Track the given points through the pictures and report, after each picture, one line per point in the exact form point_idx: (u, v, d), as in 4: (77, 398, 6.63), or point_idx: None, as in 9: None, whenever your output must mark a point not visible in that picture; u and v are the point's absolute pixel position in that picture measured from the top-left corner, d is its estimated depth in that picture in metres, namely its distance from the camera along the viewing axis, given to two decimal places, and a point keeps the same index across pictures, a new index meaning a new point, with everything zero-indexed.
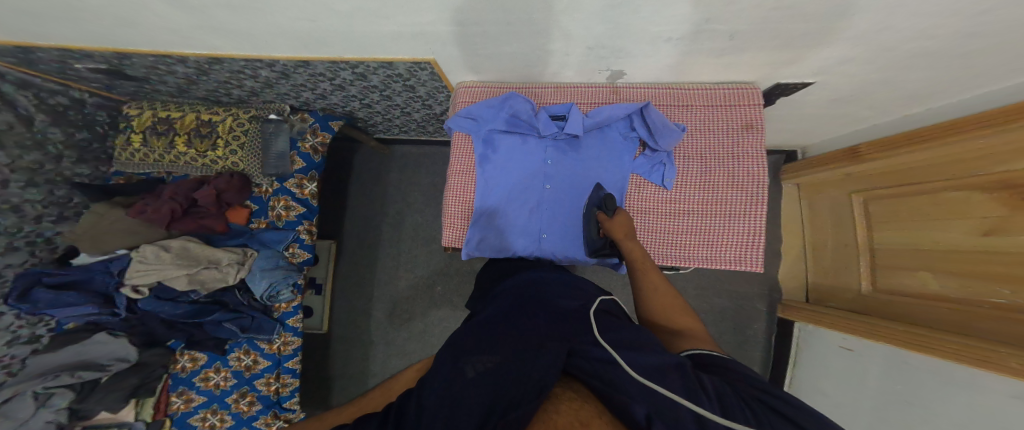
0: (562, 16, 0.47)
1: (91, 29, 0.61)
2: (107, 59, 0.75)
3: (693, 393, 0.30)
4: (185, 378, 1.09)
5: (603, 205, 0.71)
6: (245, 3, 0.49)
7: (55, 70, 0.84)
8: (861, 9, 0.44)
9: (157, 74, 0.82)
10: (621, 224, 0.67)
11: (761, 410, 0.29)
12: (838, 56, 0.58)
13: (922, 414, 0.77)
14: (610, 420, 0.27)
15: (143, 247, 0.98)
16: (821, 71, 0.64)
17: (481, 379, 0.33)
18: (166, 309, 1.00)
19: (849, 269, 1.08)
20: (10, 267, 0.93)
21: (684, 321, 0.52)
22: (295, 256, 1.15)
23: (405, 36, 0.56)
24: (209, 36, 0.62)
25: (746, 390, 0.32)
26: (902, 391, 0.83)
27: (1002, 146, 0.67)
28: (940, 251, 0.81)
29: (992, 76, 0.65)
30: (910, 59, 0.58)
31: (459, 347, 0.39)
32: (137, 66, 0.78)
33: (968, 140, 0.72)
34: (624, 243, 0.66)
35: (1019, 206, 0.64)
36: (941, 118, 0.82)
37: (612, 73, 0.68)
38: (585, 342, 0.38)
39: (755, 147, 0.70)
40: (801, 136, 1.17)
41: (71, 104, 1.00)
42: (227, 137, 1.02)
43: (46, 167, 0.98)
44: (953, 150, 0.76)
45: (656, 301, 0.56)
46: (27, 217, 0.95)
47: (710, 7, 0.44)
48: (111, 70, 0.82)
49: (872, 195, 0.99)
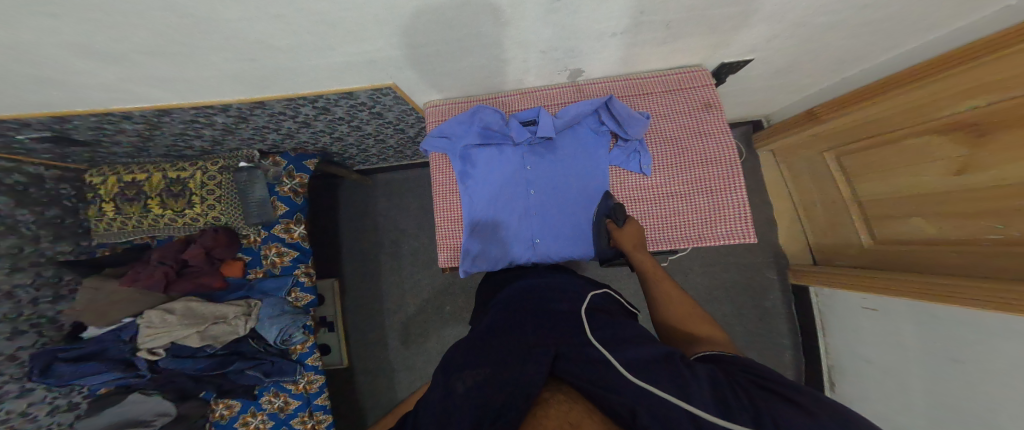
0: (507, 27, 0.48)
1: (40, 99, 0.60)
2: (48, 125, 0.73)
3: (684, 388, 0.30)
4: (226, 424, 1.07)
5: (612, 213, 0.71)
6: (178, 48, 0.48)
7: (6, 146, 0.82)
8: None
9: (106, 133, 0.81)
10: (631, 234, 0.68)
11: (752, 391, 0.30)
12: (765, 34, 0.60)
13: (977, 370, 0.71)
14: (599, 420, 0.29)
15: (148, 312, 0.97)
16: (755, 48, 0.65)
17: (473, 393, 0.32)
18: (187, 365, 0.97)
19: (846, 226, 1.07)
20: (22, 350, 0.93)
21: (704, 329, 0.50)
22: (297, 300, 1.13)
23: (357, 65, 0.57)
24: (154, 88, 0.61)
25: (743, 378, 0.32)
26: (947, 347, 0.78)
27: (945, 90, 0.70)
28: (921, 197, 0.81)
29: (924, 28, 0.66)
30: (836, 28, 0.61)
31: (452, 361, 0.38)
32: (83, 129, 0.77)
33: (909, 90, 0.75)
34: (635, 256, 0.66)
35: (977, 145, 0.67)
36: (885, 72, 0.83)
37: (571, 72, 0.69)
38: (578, 342, 0.39)
39: (718, 124, 0.71)
40: (764, 107, 1.19)
41: (30, 181, 0.95)
42: (201, 193, 1.00)
43: (26, 250, 0.95)
44: (898, 104, 0.80)
45: (673, 311, 0.55)
46: (23, 301, 0.93)
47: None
48: (57, 137, 0.80)
49: (843, 151, 0.99)
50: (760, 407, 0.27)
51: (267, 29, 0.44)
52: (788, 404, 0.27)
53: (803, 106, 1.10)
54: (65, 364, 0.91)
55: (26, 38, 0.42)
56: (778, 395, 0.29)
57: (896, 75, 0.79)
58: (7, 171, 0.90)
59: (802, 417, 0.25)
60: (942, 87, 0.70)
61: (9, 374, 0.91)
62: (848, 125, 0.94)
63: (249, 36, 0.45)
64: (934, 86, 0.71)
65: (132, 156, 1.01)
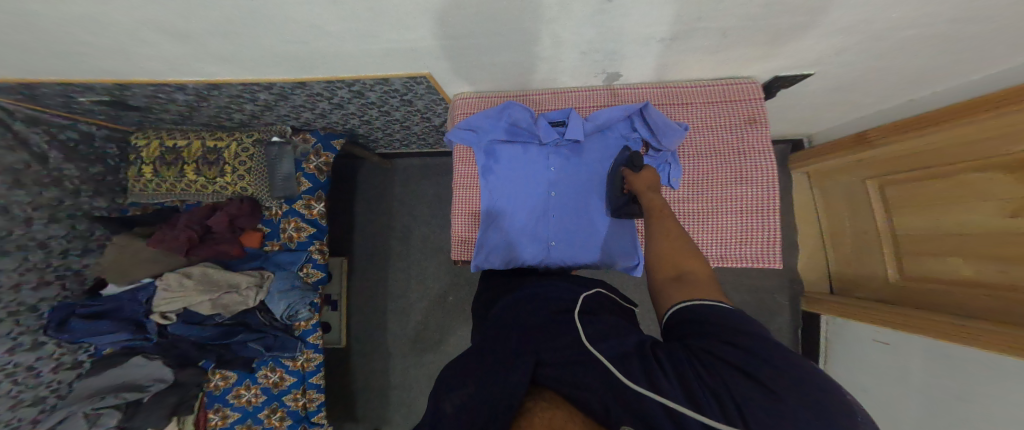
0: (552, 24, 0.47)
1: (98, 63, 0.63)
2: (107, 90, 0.76)
3: (651, 377, 0.32)
4: (220, 395, 1.10)
5: (629, 162, 0.68)
6: (234, 29, 0.49)
7: (63, 105, 0.87)
8: (842, 4, 0.44)
9: (157, 102, 0.84)
10: (647, 177, 0.63)
11: (709, 361, 0.32)
12: (834, 47, 0.56)
13: (979, 414, 0.70)
14: (583, 420, 0.28)
15: (167, 275, 1.00)
16: (818, 62, 0.62)
17: (456, 418, 0.32)
18: (195, 332, 1.00)
19: (873, 257, 1.03)
20: (45, 301, 0.96)
21: (692, 264, 0.47)
22: (309, 275, 1.16)
23: (398, 53, 0.57)
24: (208, 64, 0.63)
25: (697, 345, 0.34)
26: (951, 385, 0.78)
27: (1005, 127, 0.66)
28: (968, 236, 0.77)
29: (996, 55, 0.63)
30: (907, 46, 0.57)
31: (457, 373, 0.38)
32: (139, 96, 0.80)
33: (977, 121, 0.69)
34: (647, 195, 0.61)
35: None
36: (955, 99, 0.78)
37: (608, 76, 0.67)
38: (562, 345, 0.39)
39: (760, 141, 0.69)
40: (808, 125, 1.15)
41: (81, 138, 1.01)
42: (234, 164, 1.03)
43: (65, 203, 1.00)
44: (953, 133, 0.75)
45: (665, 246, 0.51)
46: (54, 252, 0.97)
47: (704, 5, 0.43)
48: (113, 102, 0.84)
49: (887, 180, 0.96)
50: (719, 382, 0.29)
51: (323, 15, 0.45)
52: (744, 376, 0.29)
53: (855, 128, 1.06)
54: (79, 320, 0.94)
55: (99, 8, 0.45)
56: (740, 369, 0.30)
57: (962, 104, 0.73)
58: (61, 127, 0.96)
59: (761, 392, 0.27)
60: (1000, 124, 0.65)
61: (26, 325, 0.93)
62: (906, 152, 0.89)
63: (301, 18, 0.46)
64: (982, 124, 0.68)
65: (173, 122, 1.05)
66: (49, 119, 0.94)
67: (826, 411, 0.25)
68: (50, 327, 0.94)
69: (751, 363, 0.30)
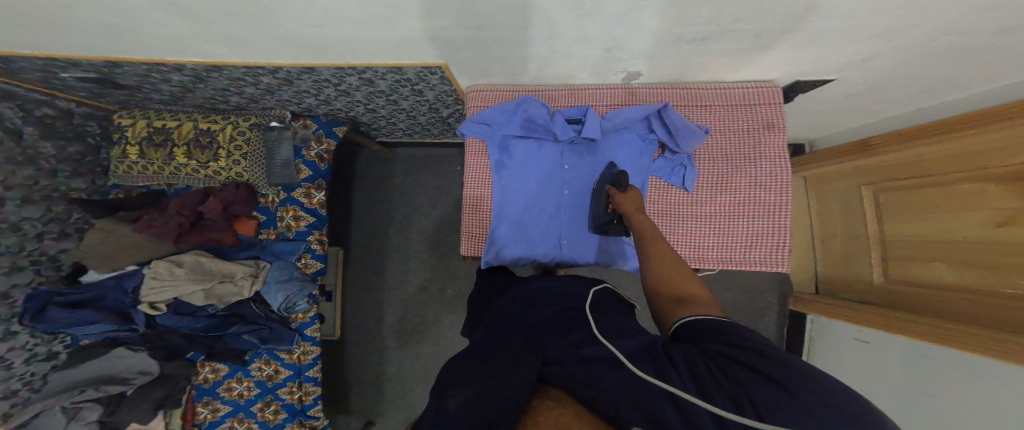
0: (585, 20, 0.46)
1: (90, 39, 0.58)
2: (97, 67, 0.72)
3: (662, 371, 0.33)
4: (209, 388, 1.07)
5: (616, 181, 0.70)
6: (250, 11, 0.47)
7: (42, 80, 0.81)
8: (876, 12, 0.44)
9: (149, 81, 0.80)
10: (633, 198, 0.65)
11: (725, 364, 0.32)
12: (860, 53, 0.56)
13: (948, 409, 0.76)
14: (590, 420, 0.28)
15: (155, 263, 0.95)
16: (842, 68, 0.62)
17: (462, 412, 0.31)
18: (186, 323, 0.98)
19: (860, 260, 1.07)
20: (17, 288, 0.91)
21: (691, 286, 0.48)
22: (308, 266, 1.14)
23: (418, 42, 0.55)
24: (214, 45, 0.60)
25: (717, 349, 0.35)
26: (921, 379, 0.84)
27: (1010, 140, 0.68)
28: (955, 244, 0.81)
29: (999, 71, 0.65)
30: (929, 56, 0.57)
31: (463, 370, 0.38)
32: (130, 75, 0.76)
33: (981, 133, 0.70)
34: (635, 217, 0.63)
35: None
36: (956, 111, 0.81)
37: (628, 74, 0.66)
38: (582, 339, 0.40)
39: (777, 147, 0.70)
40: (812, 130, 1.17)
41: (58, 116, 0.95)
42: (228, 148, 0.98)
43: (41, 183, 0.94)
44: (953, 146, 0.78)
45: (663, 272, 0.51)
46: (28, 235, 0.92)
47: (747, 6, 0.42)
48: (100, 79, 0.79)
49: (884, 187, 0.98)
50: (735, 383, 0.30)
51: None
52: (764, 379, 0.30)
53: (858, 135, 1.08)
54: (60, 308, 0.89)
55: None
56: (759, 373, 0.31)
57: (966, 115, 0.76)
58: (38, 102, 0.90)
59: (777, 391, 0.28)
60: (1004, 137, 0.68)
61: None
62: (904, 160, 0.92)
63: (322, 3, 0.43)
64: (981, 137, 0.71)
65: (163, 102, 0.99)
66: (25, 94, 0.88)
67: (855, 416, 0.25)
68: (25, 317, 0.88)
69: (773, 368, 0.30)
